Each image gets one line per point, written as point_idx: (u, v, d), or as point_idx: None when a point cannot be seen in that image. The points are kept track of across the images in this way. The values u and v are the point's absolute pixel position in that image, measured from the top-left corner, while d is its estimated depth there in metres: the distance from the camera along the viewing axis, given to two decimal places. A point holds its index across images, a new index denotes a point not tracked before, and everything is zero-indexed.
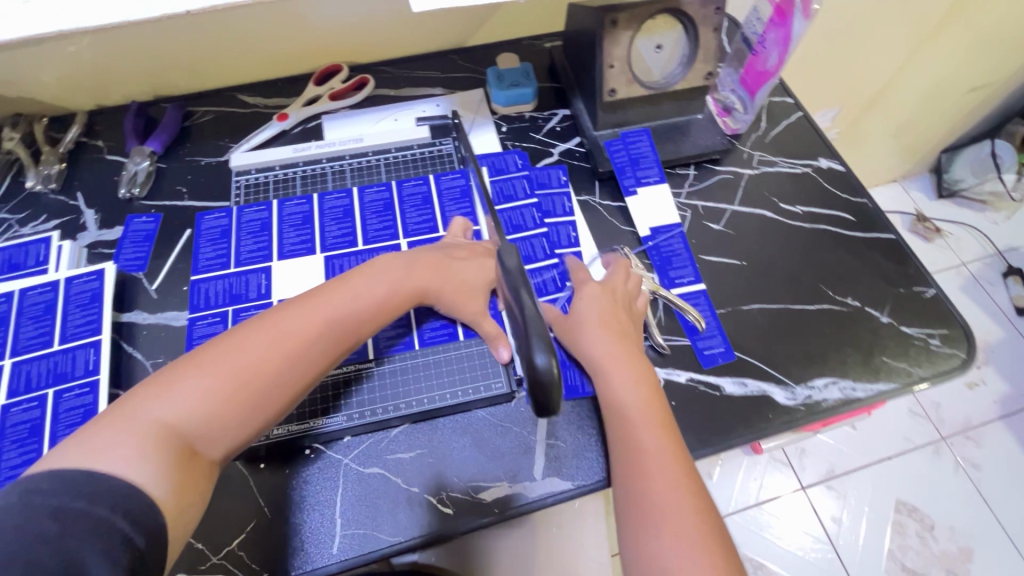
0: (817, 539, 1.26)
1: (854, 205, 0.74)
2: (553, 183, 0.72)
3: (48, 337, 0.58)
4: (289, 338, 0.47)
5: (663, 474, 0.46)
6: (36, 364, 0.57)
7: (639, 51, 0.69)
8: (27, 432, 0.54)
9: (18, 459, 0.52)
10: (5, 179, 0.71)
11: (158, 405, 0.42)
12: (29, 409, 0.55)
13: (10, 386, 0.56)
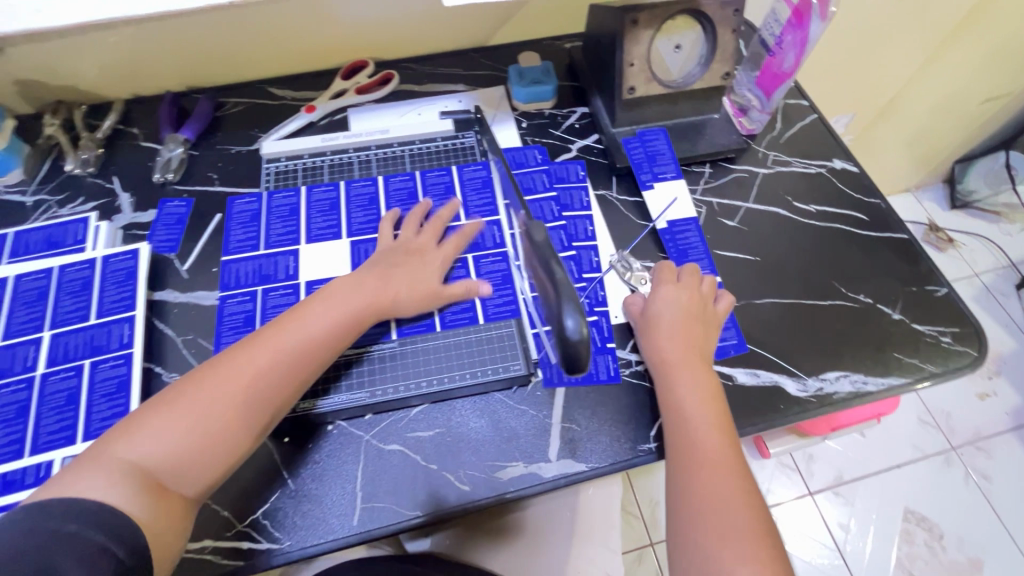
0: (825, 545, 1.25)
1: (867, 205, 0.75)
2: (571, 177, 0.74)
3: (85, 311, 0.61)
4: (245, 373, 0.50)
5: (718, 474, 0.49)
6: (74, 336, 0.60)
7: (659, 51, 0.71)
8: (66, 399, 0.56)
9: (57, 425, 0.55)
10: (45, 161, 0.74)
11: (132, 445, 0.46)
12: (67, 378, 0.57)
13: (49, 356, 0.58)
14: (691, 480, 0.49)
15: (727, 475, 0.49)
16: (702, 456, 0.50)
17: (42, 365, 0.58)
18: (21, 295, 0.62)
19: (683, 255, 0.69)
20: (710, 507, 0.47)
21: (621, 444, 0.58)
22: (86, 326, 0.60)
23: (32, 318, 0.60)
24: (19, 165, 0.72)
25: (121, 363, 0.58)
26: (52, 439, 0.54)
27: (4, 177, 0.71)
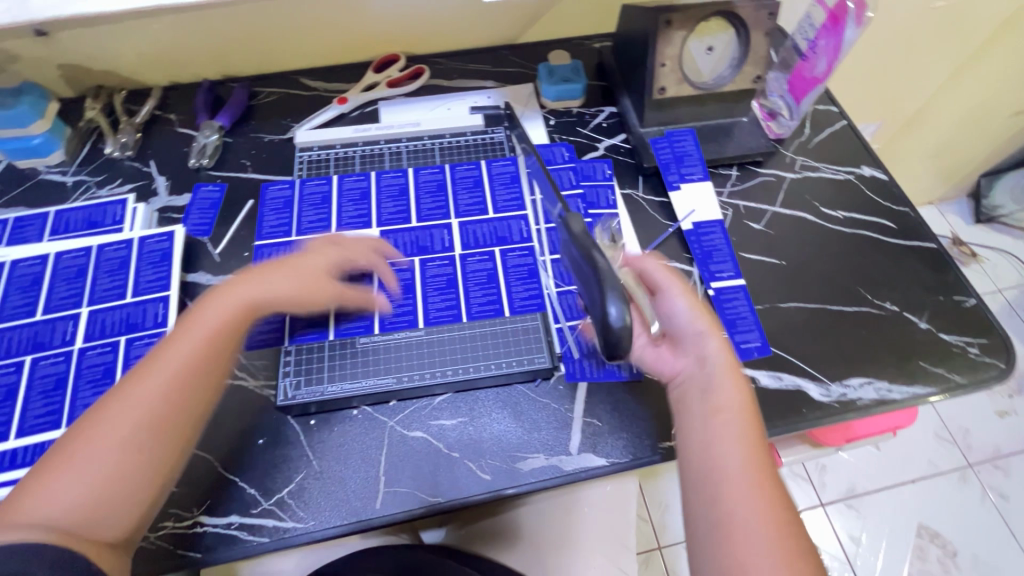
0: (834, 557, 1.24)
1: (896, 213, 0.74)
2: (598, 175, 0.75)
3: (122, 290, 0.63)
4: (151, 397, 0.47)
5: (752, 490, 0.45)
6: (111, 313, 0.61)
7: (690, 53, 0.71)
8: (102, 374, 0.58)
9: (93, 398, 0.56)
10: (86, 144, 0.76)
11: (36, 506, 0.42)
12: (104, 353, 0.59)
13: (87, 332, 0.60)
14: (721, 495, 0.45)
15: (762, 491, 0.45)
16: (734, 471, 0.46)
17: (80, 340, 0.60)
18: (61, 272, 0.64)
19: (709, 256, 0.69)
20: (743, 525, 0.43)
21: (642, 441, 0.58)
22: (123, 304, 0.62)
23: (71, 294, 0.62)
24: (61, 147, 0.74)
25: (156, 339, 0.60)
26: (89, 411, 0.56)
27: (46, 157, 0.73)
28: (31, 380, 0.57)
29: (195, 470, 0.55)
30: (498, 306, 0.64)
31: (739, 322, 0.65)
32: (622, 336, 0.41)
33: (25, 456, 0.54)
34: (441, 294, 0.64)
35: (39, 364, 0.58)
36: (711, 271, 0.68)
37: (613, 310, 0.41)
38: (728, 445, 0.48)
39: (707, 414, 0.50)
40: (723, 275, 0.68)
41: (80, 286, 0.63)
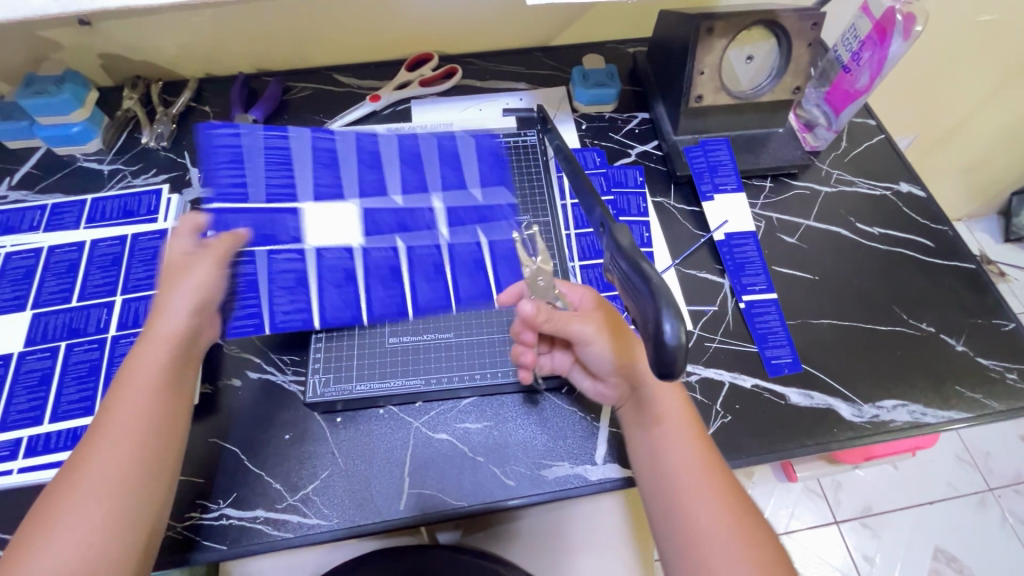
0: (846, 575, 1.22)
1: (933, 231, 0.73)
2: (629, 182, 0.74)
3: (156, 280, 0.63)
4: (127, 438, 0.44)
5: (704, 491, 0.47)
6: (144, 303, 0.62)
7: (729, 60, 0.70)
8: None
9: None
10: (122, 133, 0.77)
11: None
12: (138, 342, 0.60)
13: (121, 320, 0.61)
14: (678, 504, 0.47)
15: (714, 488, 0.47)
16: (684, 478, 0.48)
17: (114, 328, 0.60)
18: (96, 260, 0.64)
19: (741, 268, 0.68)
20: (703, 529, 0.45)
21: None
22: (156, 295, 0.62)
23: (106, 282, 0.63)
24: (98, 135, 0.75)
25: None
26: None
27: (84, 145, 0.74)
28: (66, 366, 0.58)
29: (222, 461, 0.56)
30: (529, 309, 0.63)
31: (771, 336, 0.64)
32: (676, 356, 0.35)
33: (59, 441, 0.55)
34: None
35: (74, 350, 0.59)
36: (742, 284, 0.67)
37: (669, 326, 0.35)
38: (675, 453, 0.49)
39: (648, 426, 0.51)
40: (755, 288, 0.67)
41: (114, 275, 0.63)
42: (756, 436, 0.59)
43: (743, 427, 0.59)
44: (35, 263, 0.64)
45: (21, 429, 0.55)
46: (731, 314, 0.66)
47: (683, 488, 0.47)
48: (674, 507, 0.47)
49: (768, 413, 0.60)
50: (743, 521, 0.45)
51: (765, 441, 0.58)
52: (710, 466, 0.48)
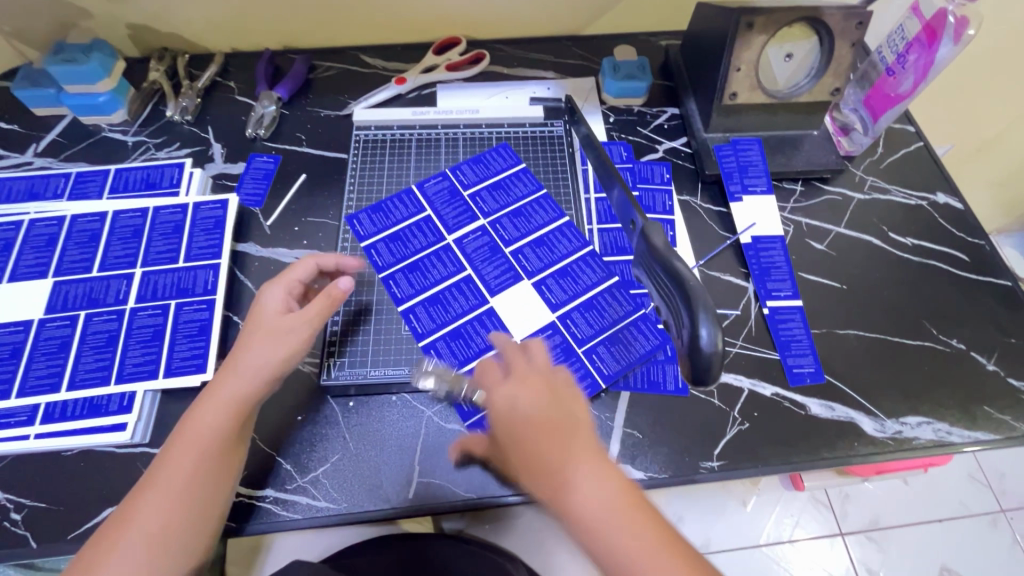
0: None
1: (969, 245, 0.70)
2: (655, 178, 0.72)
3: (175, 254, 0.63)
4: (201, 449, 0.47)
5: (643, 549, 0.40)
6: (163, 278, 0.62)
7: (768, 58, 0.68)
8: (154, 335, 0.58)
9: (146, 360, 0.57)
10: (147, 105, 0.77)
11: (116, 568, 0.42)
12: (157, 316, 0.60)
13: (141, 293, 0.61)
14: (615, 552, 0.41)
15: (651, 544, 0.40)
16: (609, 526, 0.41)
17: (133, 301, 0.60)
18: (117, 232, 0.64)
19: (767, 273, 0.66)
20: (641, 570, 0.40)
21: (682, 459, 0.56)
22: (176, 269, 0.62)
23: (126, 255, 0.63)
24: (124, 106, 0.74)
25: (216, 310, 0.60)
26: (140, 372, 0.57)
27: (110, 116, 0.74)
28: (84, 335, 0.58)
29: None
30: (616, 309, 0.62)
31: (794, 344, 0.62)
32: (712, 363, 0.36)
33: (75, 409, 0.55)
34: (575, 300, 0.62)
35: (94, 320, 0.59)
36: (767, 289, 0.65)
37: (705, 329, 0.36)
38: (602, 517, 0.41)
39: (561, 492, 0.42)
40: (781, 294, 0.65)
41: (135, 247, 0.63)
42: (773, 446, 0.57)
43: (760, 435, 0.58)
44: (58, 231, 0.64)
45: (38, 395, 0.55)
46: (754, 320, 0.64)
47: (620, 554, 0.40)
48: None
49: (787, 423, 0.59)
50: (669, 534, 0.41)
51: (782, 450, 0.57)
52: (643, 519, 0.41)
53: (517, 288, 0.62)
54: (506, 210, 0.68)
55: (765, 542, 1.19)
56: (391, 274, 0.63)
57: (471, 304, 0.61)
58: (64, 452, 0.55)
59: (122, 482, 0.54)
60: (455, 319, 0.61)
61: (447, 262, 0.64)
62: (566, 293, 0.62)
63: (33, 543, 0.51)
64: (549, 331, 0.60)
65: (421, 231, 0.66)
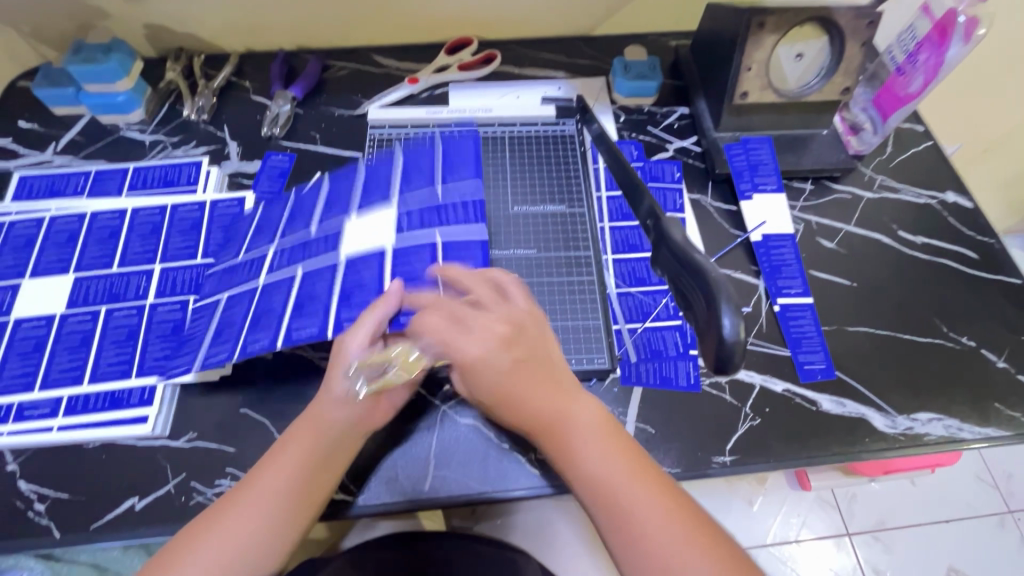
0: None
1: (979, 243, 0.71)
2: (666, 177, 0.73)
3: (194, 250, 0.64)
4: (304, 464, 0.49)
5: (640, 490, 0.45)
6: (183, 272, 0.63)
7: (779, 58, 0.68)
8: (174, 329, 0.59)
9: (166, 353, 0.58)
10: (164, 104, 0.78)
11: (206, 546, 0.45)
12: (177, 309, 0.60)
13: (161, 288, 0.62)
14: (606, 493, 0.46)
15: (648, 485, 0.46)
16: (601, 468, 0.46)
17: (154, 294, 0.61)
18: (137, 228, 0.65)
19: (777, 270, 0.67)
20: (632, 504, 0.45)
21: (695, 453, 0.57)
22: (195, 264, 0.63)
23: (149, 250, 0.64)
24: (142, 105, 0.75)
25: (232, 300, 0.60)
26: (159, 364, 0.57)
27: (128, 115, 0.75)
28: (105, 329, 0.59)
29: (253, 432, 0.57)
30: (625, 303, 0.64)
31: (805, 341, 0.63)
32: (734, 351, 0.36)
33: (97, 402, 0.56)
34: (583, 298, 0.63)
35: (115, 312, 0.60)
36: (778, 286, 0.66)
37: (727, 321, 0.35)
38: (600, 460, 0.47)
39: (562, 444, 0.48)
40: (791, 291, 0.66)
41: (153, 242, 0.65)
42: (784, 440, 0.58)
43: (771, 431, 0.58)
44: (79, 227, 0.65)
45: (61, 388, 0.56)
46: (766, 317, 0.65)
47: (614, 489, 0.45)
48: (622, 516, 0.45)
49: (799, 418, 0.59)
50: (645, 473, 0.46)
51: (794, 445, 0.58)
52: (639, 465, 0.47)
53: (420, 237, 0.60)
54: (391, 180, 0.65)
55: (771, 541, 1.19)
56: (293, 304, 0.56)
57: (376, 269, 0.58)
58: (86, 444, 0.56)
59: (143, 473, 0.55)
60: (378, 282, 0.57)
61: (351, 263, 0.58)
62: (472, 218, 0.62)
63: (57, 533, 0.52)
64: (467, 248, 0.60)
65: (293, 251, 0.60)
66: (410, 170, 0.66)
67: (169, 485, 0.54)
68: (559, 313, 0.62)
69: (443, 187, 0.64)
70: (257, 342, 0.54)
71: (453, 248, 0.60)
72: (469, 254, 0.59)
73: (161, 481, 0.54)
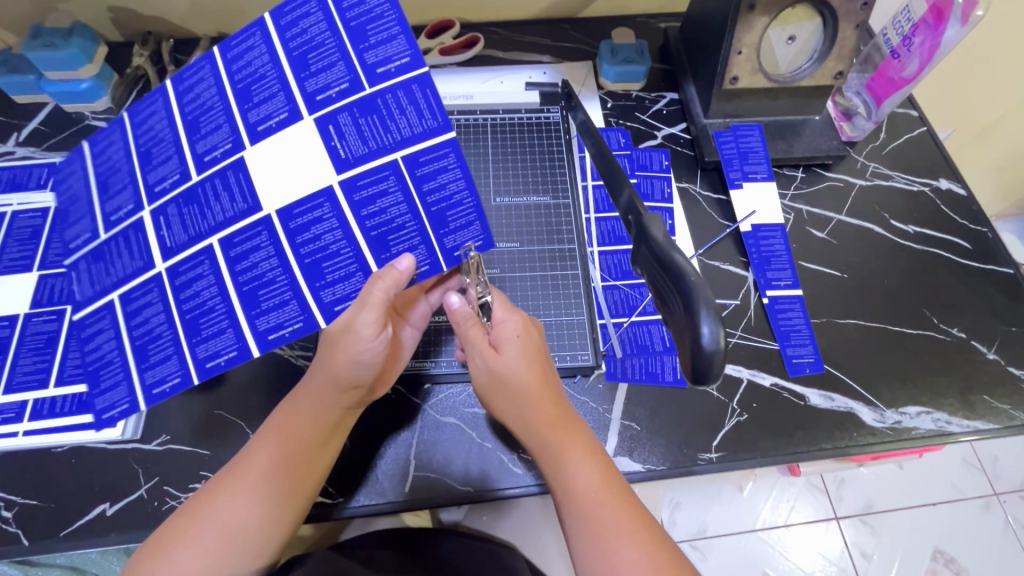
0: (830, 561, 1.16)
1: (971, 232, 0.69)
2: (654, 165, 0.71)
3: (135, 200, 0.50)
4: (294, 439, 0.47)
5: (608, 510, 0.45)
6: (120, 232, 0.50)
7: (770, 40, 0.65)
8: (129, 312, 0.49)
9: (127, 345, 0.49)
10: (132, 91, 0.74)
11: (199, 528, 0.44)
12: (129, 285, 0.49)
13: (104, 262, 0.50)
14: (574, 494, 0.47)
15: (617, 505, 0.46)
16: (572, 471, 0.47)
17: (98, 275, 0.50)
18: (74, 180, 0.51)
19: (767, 262, 0.65)
20: (595, 507, 0.45)
21: (680, 450, 0.56)
22: (139, 216, 0.49)
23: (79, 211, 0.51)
24: (107, 93, 0.72)
25: (197, 271, 0.48)
26: (122, 361, 0.49)
27: (93, 103, 0.72)
28: (71, 330, 0.57)
29: (228, 434, 0.55)
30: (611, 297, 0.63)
31: (793, 334, 0.61)
32: (714, 361, 0.33)
33: (64, 406, 0.54)
34: (566, 292, 0.61)
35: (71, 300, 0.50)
36: (767, 278, 0.64)
37: (706, 328, 0.33)
38: (578, 475, 0.47)
39: (551, 456, 0.48)
40: (780, 283, 0.64)
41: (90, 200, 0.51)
42: (771, 435, 0.57)
43: (758, 426, 0.57)
44: (42, 223, 0.62)
45: (25, 391, 0.54)
46: (754, 309, 0.63)
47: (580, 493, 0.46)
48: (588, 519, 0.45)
49: (786, 413, 0.58)
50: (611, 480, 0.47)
51: (781, 441, 0.57)
52: (615, 487, 0.47)
53: (376, 160, 0.47)
54: (283, 76, 0.47)
55: (760, 526, 1.18)
56: (242, 293, 0.47)
57: (337, 215, 0.47)
58: (54, 449, 0.54)
59: (114, 478, 0.53)
60: (349, 236, 0.48)
61: (298, 203, 0.47)
62: (426, 121, 0.47)
63: (25, 541, 0.51)
64: (436, 155, 0.47)
65: (222, 188, 0.48)
66: (308, 67, 0.47)
67: (141, 490, 0.53)
68: (543, 309, 0.61)
69: (371, 84, 0.46)
70: (224, 340, 0.47)
71: (421, 158, 0.47)
72: (444, 172, 0.47)
73: (133, 486, 0.53)
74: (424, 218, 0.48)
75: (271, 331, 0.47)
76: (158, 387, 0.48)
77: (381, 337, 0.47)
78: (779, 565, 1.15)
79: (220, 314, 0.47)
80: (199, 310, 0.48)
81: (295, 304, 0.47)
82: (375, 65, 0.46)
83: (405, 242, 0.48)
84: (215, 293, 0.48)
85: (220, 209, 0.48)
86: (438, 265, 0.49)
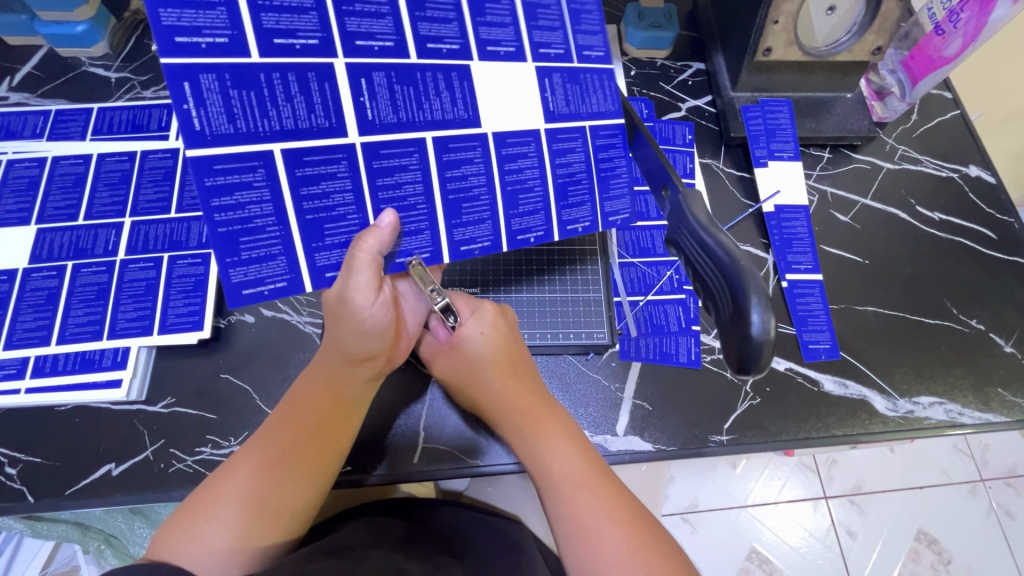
0: (812, 534, 1.18)
1: (998, 221, 0.68)
2: (677, 139, 0.68)
3: (323, 35, 0.37)
4: (309, 410, 0.47)
5: (588, 492, 0.46)
6: (289, 66, 0.36)
7: (809, 11, 0.61)
8: (300, 178, 0.39)
9: (294, 219, 0.39)
10: (131, 36, 0.69)
11: (218, 502, 0.43)
12: (304, 144, 0.38)
13: (258, 95, 0.36)
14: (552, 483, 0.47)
15: (596, 487, 0.46)
16: (553, 453, 0.47)
17: (245, 106, 0.36)
18: None
19: (789, 244, 0.64)
20: (569, 488, 0.46)
21: (691, 431, 0.56)
22: (328, 61, 0.37)
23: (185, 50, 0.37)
24: (105, 38, 0.66)
25: (403, 162, 0.42)
26: (286, 234, 0.39)
27: (90, 48, 0.66)
28: (72, 288, 0.55)
29: (235, 400, 0.55)
30: (622, 274, 0.61)
31: (811, 319, 0.60)
32: (762, 351, 0.31)
33: (66, 364, 0.53)
34: (578, 267, 0.60)
35: (184, 128, 0.34)
36: (787, 261, 0.63)
37: (756, 317, 0.31)
38: (557, 457, 0.47)
39: (532, 436, 0.48)
40: (800, 267, 0.63)
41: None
42: (782, 419, 0.57)
43: (770, 409, 0.57)
44: (38, 173, 0.59)
45: (27, 348, 0.53)
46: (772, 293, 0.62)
47: (557, 476, 0.47)
48: (571, 503, 0.45)
49: (799, 398, 0.58)
50: (589, 459, 0.48)
51: (791, 425, 0.57)
52: (593, 466, 0.48)
53: (571, 123, 0.47)
54: (518, 19, 0.44)
55: (752, 502, 1.20)
56: (446, 201, 0.44)
57: (539, 155, 0.46)
58: (57, 408, 0.53)
59: (120, 440, 0.53)
60: (542, 173, 0.46)
61: (514, 132, 0.45)
62: (608, 105, 0.48)
63: (30, 497, 0.50)
64: (613, 134, 0.48)
65: (444, 86, 0.42)
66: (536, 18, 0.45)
67: (146, 452, 0.52)
68: (557, 283, 0.59)
69: (578, 61, 0.47)
70: (419, 240, 0.44)
71: (603, 132, 0.48)
72: (615, 147, 0.48)
73: (139, 448, 0.52)
74: (594, 181, 0.48)
75: (465, 243, 0.45)
76: (335, 271, 0.42)
77: (378, 301, 0.44)
78: (767, 540, 1.17)
79: (421, 215, 0.43)
80: (398, 206, 0.43)
81: (491, 225, 0.46)
82: (582, 48, 0.47)
83: (577, 201, 0.48)
84: (418, 190, 0.43)
85: (439, 108, 0.42)
86: (597, 225, 0.49)
